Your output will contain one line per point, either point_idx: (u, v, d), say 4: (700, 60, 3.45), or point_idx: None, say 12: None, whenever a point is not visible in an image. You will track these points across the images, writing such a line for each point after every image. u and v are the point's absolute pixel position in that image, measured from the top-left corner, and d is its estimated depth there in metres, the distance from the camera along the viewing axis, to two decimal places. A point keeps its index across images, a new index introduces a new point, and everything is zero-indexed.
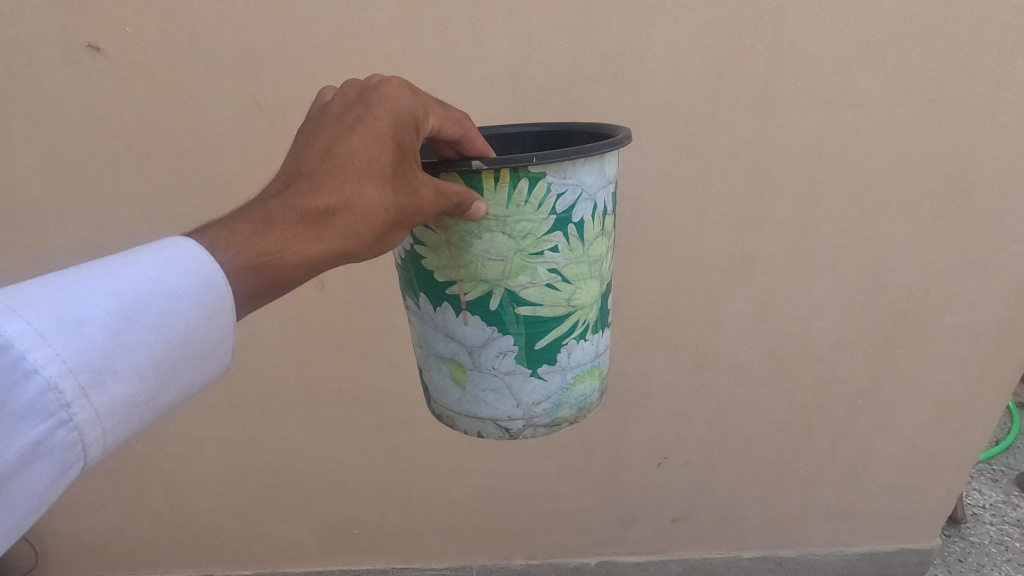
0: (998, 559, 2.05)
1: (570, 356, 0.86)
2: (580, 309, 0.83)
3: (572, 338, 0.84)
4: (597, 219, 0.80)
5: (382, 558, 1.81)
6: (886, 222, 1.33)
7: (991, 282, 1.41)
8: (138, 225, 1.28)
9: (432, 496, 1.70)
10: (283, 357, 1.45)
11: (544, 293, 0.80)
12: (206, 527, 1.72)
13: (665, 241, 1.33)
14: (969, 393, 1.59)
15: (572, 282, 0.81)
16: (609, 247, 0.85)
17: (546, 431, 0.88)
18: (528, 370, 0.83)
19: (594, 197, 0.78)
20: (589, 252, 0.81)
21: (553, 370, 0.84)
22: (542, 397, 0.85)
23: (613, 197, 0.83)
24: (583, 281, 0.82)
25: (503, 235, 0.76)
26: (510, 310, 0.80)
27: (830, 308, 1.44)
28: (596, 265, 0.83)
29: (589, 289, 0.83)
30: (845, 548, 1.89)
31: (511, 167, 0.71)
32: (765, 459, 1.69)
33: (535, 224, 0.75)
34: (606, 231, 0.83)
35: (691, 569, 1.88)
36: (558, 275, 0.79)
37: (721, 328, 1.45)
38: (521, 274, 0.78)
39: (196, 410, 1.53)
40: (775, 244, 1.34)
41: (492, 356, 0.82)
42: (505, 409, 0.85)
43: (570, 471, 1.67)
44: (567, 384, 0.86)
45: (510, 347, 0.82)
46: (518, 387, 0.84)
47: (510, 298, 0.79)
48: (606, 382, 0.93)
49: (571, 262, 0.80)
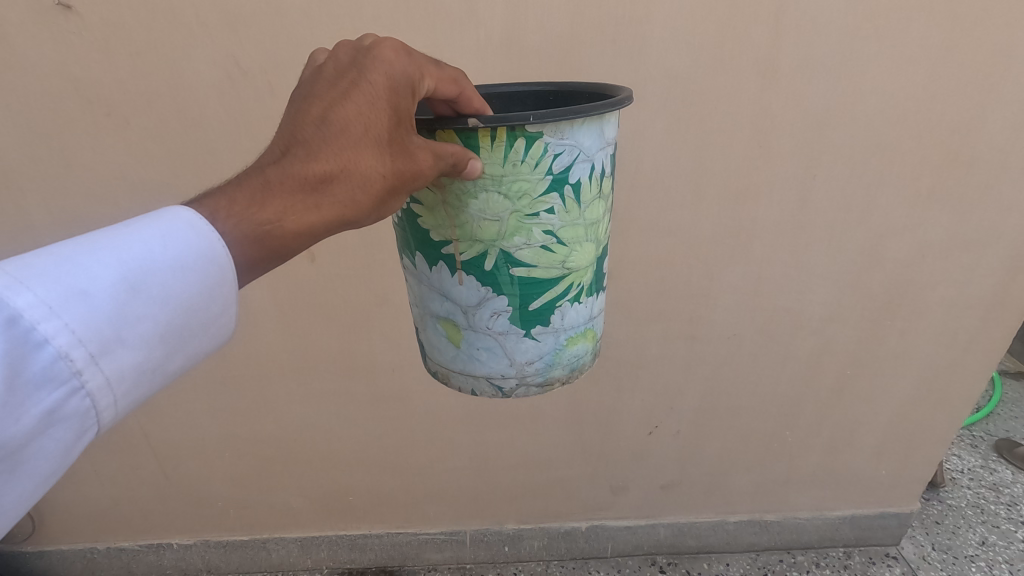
0: (974, 521, 2.13)
1: (564, 318, 0.85)
2: (575, 271, 0.82)
3: (566, 300, 0.83)
4: (595, 180, 0.78)
5: (378, 523, 1.86)
6: (884, 195, 1.32)
7: (985, 255, 1.42)
8: (120, 194, 1.25)
9: (426, 464, 1.72)
10: (275, 329, 1.43)
11: (539, 255, 0.78)
12: (203, 495, 1.74)
13: (661, 214, 1.32)
14: (957, 365, 1.61)
15: (568, 245, 0.79)
16: (606, 210, 0.84)
17: (538, 390, 0.88)
18: (522, 331, 0.83)
19: (592, 159, 0.76)
20: (586, 214, 0.80)
21: (546, 331, 0.84)
22: (534, 357, 0.85)
23: (612, 159, 0.81)
24: (578, 244, 0.81)
25: (498, 195, 0.74)
26: (505, 270, 0.79)
27: (824, 281, 1.44)
28: (593, 228, 0.81)
29: (585, 252, 0.82)
30: (827, 511, 1.96)
31: (508, 125, 0.68)
32: (754, 428, 1.72)
33: (531, 185, 0.74)
34: (604, 193, 0.81)
35: (678, 532, 1.94)
36: (554, 237, 0.78)
37: (715, 300, 1.45)
38: (516, 235, 0.76)
39: (188, 383, 1.52)
40: (771, 216, 1.33)
41: (486, 316, 0.81)
42: (498, 367, 0.85)
43: (563, 441, 1.70)
44: (560, 345, 0.86)
45: (504, 307, 0.81)
46: (511, 346, 0.84)
47: (505, 259, 0.78)
48: (599, 345, 0.93)
49: (567, 224, 0.78)
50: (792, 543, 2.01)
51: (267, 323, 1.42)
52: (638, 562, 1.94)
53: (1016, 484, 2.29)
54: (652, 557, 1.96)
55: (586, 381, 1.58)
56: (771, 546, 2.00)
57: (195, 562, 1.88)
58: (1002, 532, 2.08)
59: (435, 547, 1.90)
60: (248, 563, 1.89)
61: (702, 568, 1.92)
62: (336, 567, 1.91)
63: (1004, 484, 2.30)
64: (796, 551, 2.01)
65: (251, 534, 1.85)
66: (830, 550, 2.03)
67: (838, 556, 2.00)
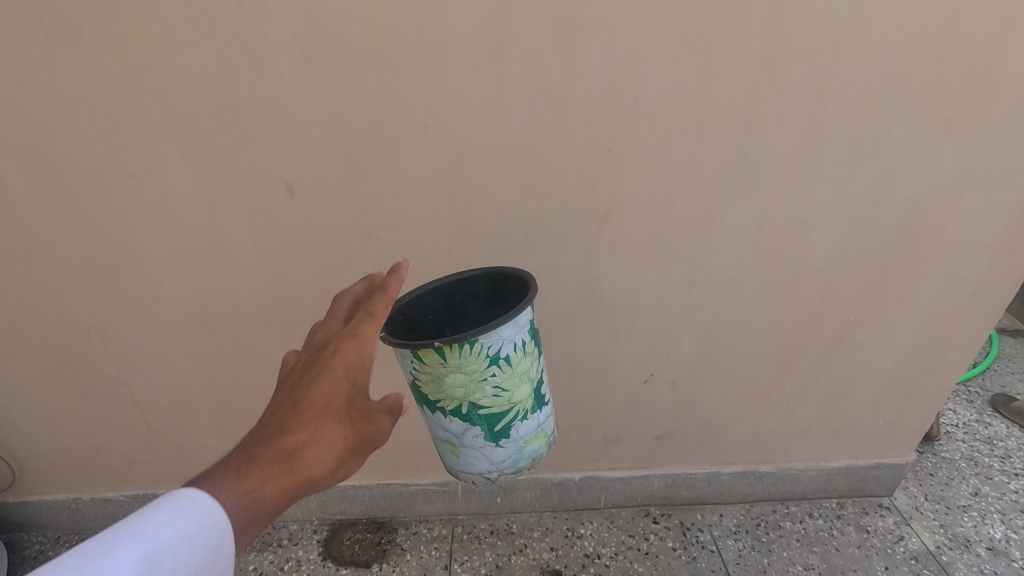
0: (967, 474, 2.13)
1: (519, 430, 1.16)
2: (519, 402, 1.13)
3: (517, 422, 1.14)
4: (520, 350, 1.10)
5: (369, 474, 1.84)
6: (897, 127, 1.24)
7: (1000, 195, 1.35)
8: (81, 119, 1.14)
9: (416, 414, 1.68)
10: (254, 271, 1.36)
11: (493, 399, 1.10)
12: (188, 446, 1.71)
13: (661, 147, 1.24)
14: (963, 312, 1.56)
15: (511, 388, 1.10)
16: (535, 358, 1.16)
17: (514, 474, 1.21)
18: (493, 442, 1.14)
19: (513, 339, 1.07)
20: (518, 368, 1.11)
21: (509, 440, 1.15)
22: (505, 457, 1.17)
23: (531, 329, 1.12)
24: (518, 386, 1.12)
25: (460, 374, 1.05)
26: (475, 414, 1.11)
27: (830, 221, 1.37)
28: (527, 373, 1.13)
29: (524, 389, 1.13)
30: (823, 463, 1.94)
31: (456, 341, 1.01)
32: (751, 378, 1.68)
33: (477, 365, 1.05)
34: (530, 351, 1.14)
35: (672, 483, 1.93)
36: (501, 386, 1.09)
37: (716, 242, 1.39)
38: (476, 392, 1.08)
39: (164, 329, 1.45)
40: (778, 150, 1.26)
41: (470, 438, 1.14)
42: (484, 466, 1.18)
43: (556, 390, 1.66)
44: (520, 448, 1.17)
45: (478, 433, 1.13)
46: (489, 453, 1.15)
47: (473, 407, 1.10)
48: (552, 438, 1.24)
49: (508, 377, 1.09)
50: (785, 494, 2.01)
51: (245, 265, 1.35)
52: (631, 513, 1.96)
53: (1011, 438, 2.30)
54: (645, 508, 1.98)
55: (580, 328, 1.52)
56: (764, 497, 2.01)
57: None
58: (995, 483, 2.08)
59: (427, 498, 1.89)
60: None
61: (696, 518, 1.95)
62: (326, 518, 1.92)
63: (999, 437, 2.30)
64: (789, 502, 2.02)
65: None
66: (823, 501, 2.03)
67: (832, 506, 2.00)
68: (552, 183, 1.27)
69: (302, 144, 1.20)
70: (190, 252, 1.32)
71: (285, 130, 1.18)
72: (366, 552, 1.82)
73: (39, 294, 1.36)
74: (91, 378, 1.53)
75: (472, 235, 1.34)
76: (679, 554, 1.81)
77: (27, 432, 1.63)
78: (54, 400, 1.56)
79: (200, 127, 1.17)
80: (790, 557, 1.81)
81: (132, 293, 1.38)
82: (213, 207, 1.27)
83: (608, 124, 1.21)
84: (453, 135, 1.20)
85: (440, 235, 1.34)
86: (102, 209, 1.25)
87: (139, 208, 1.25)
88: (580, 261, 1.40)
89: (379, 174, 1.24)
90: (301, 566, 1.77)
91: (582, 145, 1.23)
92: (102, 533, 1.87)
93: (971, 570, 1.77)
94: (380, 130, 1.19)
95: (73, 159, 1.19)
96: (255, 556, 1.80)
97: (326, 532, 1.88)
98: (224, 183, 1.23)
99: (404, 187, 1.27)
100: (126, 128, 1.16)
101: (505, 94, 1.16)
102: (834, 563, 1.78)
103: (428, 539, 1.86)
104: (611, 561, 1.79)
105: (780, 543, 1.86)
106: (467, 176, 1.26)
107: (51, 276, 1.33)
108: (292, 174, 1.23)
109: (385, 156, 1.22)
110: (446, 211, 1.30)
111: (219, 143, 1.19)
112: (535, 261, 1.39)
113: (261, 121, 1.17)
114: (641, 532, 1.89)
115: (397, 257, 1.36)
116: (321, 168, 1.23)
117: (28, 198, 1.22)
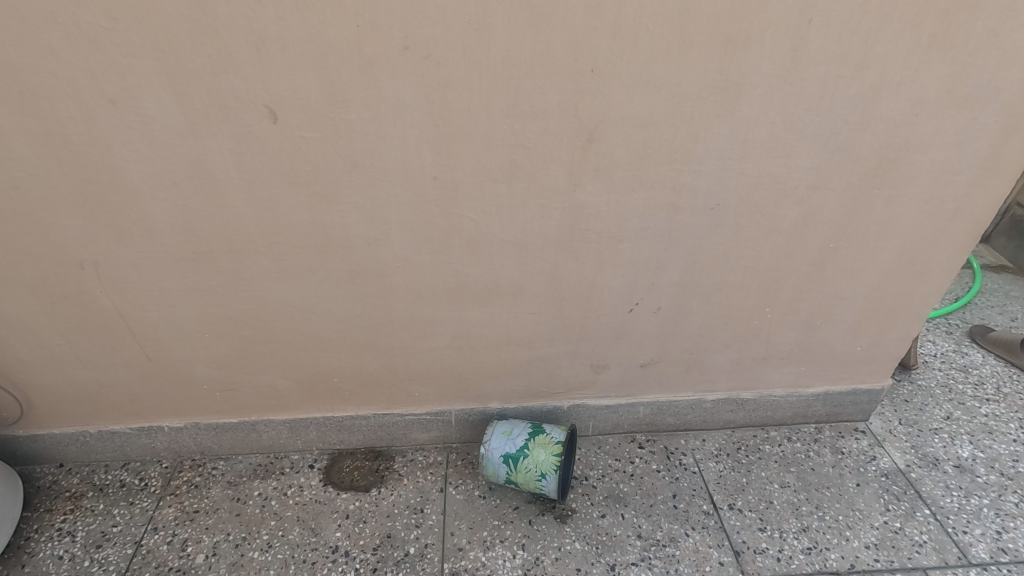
0: (941, 399, 2.22)
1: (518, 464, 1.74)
2: (533, 480, 1.73)
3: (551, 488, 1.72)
4: (535, 483, 1.73)
5: (365, 404, 1.91)
6: (881, 43, 1.25)
7: (981, 114, 1.36)
8: (56, 40, 1.13)
9: (409, 344, 1.74)
10: (241, 200, 1.38)
11: (539, 466, 1.72)
12: (188, 378, 1.76)
13: (644, 66, 1.24)
14: (941, 236, 1.60)
15: (539, 477, 1.72)
16: (537, 486, 1.73)
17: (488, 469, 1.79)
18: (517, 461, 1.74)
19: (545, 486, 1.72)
20: (531, 475, 1.72)
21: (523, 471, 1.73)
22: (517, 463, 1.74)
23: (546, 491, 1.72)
24: (537, 477, 1.72)
25: (539, 453, 1.73)
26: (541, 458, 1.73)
27: (812, 144, 1.39)
28: (539, 484, 1.72)
29: (538, 485, 1.73)
30: (802, 389, 2.03)
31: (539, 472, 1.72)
32: (734, 304, 1.73)
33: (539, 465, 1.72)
34: (541, 486, 1.72)
35: (656, 410, 2.01)
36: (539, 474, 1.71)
37: (699, 166, 1.40)
38: (538, 459, 1.72)
39: (157, 260, 1.47)
40: (761, 68, 1.26)
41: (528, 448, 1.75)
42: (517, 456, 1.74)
43: (544, 319, 1.70)
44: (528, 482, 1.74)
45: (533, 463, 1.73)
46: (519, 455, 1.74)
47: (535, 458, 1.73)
48: (512, 481, 1.76)
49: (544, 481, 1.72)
50: (766, 420, 2.09)
51: (232, 193, 1.36)
52: (618, 439, 2.05)
53: (985, 366, 2.40)
54: (631, 435, 2.07)
55: (566, 255, 1.55)
56: (745, 423, 2.10)
57: (188, 444, 1.94)
58: (967, 408, 2.17)
59: (422, 428, 1.97)
60: (241, 444, 1.96)
61: (679, 443, 2.04)
62: (326, 448, 2.00)
63: (974, 366, 2.40)
64: (770, 427, 2.11)
65: (240, 417, 1.89)
66: (802, 426, 2.12)
67: (810, 431, 2.09)
68: (535, 105, 1.28)
69: (282, 66, 1.19)
70: (176, 180, 1.33)
71: (264, 51, 1.17)
72: (365, 478, 1.90)
73: (29, 224, 1.37)
74: (88, 311, 1.56)
75: (457, 160, 1.35)
76: (663, 475, 1.91)
77: (29, 366, 1.67)
78: (53, 333, 1.60)
79: (178, 50, 1.16)
80: (767, 476, 1.91)
81: (121, 223, 1.40)
82: (196, 133, 1.27)
83: (591, 43, 1.21)
84: (433, 56, 1.20)
85: (425, 160, 1.35)
86: (85, 136, 1.25)
87: (123, 134, 1.26)
88: (565, 187, 1.42)
89: (362, 97, 1.24)
90: (303, 491, 1.85)
91: (565, 65, 1.23)
92: (111, 465, 1.95)
93: (938, 485, 1.87)
94: (360, 52, 1.19)
95: (52, 83, 1.18)
96: (258, 483, 1.88)
97: (326, 460, 1.97)
98: (206, 108, 1.24)
99: (387, 111, 1.27)
100: (103, 50, 1.15)
101: (485, 11, 1.16)
102: (808, 481, 1.89)
103: (424, 465, 1.95)
104: (599, 482, 1.88)
105: (758, 463, 1.95)
106: (450, 99, 1.26)
107: (40, 206, 1.34)
108: (273, 98, 1.24)
109: (367, 78, 1.22)
110: (431, 135, 1.31)
111: (198, 67, 1.18)
112: (520, 187, 1.41)
113: (239, 43, 1.16)
114: (627, 457, 1.98)
115: (383, 183, 1.38)
116: (303, 91, 1.23)
117: (8, 124, 1.22)
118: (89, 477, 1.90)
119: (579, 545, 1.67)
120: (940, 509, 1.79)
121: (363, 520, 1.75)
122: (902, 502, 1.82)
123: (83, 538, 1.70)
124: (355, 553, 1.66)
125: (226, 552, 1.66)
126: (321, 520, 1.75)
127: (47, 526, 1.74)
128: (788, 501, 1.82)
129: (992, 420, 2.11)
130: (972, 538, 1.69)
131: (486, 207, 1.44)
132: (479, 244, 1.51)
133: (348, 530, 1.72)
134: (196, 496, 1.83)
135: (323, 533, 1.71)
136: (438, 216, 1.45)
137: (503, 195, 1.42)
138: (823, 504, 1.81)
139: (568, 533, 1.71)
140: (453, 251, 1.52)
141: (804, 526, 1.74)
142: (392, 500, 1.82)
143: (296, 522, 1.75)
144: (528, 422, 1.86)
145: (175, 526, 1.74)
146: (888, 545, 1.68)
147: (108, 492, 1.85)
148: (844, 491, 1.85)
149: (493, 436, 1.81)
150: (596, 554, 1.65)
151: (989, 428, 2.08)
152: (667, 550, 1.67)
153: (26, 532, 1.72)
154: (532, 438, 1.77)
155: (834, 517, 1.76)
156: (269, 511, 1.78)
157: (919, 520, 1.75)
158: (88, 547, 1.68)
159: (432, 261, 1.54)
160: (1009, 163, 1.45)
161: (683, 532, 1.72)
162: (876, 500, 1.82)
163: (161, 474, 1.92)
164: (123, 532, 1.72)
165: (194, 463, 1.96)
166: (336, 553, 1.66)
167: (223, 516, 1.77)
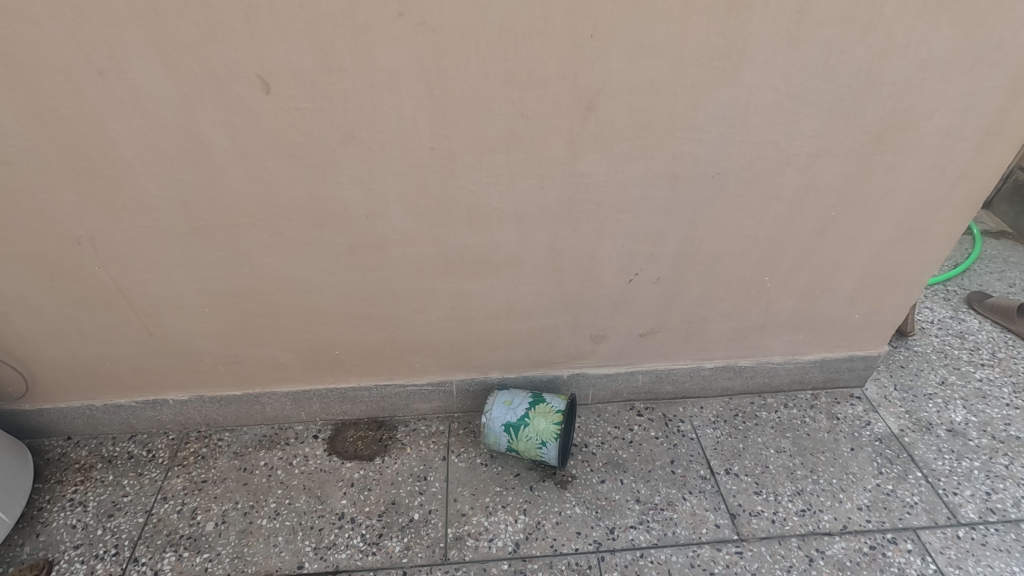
0: (936, 365, 2.25)
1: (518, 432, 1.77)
2: (535, 447, 1.75)
3: (550, 454, 1.74)
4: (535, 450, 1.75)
5: (367, 376, 1.93)
6: (887, 5, 1.21)
7: (987, 77, 1.33)
8: (40, 10, 1.10)
9: (408, 316, 1.75)
10: (237, 173, 1.36)
11: (540, 434, 1.74)
12: (191, 352, 1.78)
13: (645, 30, 1.21)
14: (942, 203, 1.59)
15: (539, 444, 1.74)
16: (538, 451, 1.75)
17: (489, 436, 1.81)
18: (517, 428, 1.76)
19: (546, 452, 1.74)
20: (529, 442, 1.75)
21: (524, 438, 1.76)
22: (518, 432, 1.76)
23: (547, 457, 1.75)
24: (538, 444, 1.74)
25: (539, 420, 1.76)
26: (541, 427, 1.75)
27: (815, 110, 1.37)
28: (538, 449, 1.75)
29: (537, 451, 1.75)
30: (799, 356, 2.05)
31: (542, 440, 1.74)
32: (733, 274, 1.73)
33: (540, 433, 1.74)
34: (541, 452, 1.75)
35: (655, 378, 2.03)
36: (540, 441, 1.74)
37: (700, 134, 1.38)
38: (538, 427, 1.75)
39: (154, 235, 1.47)
40: (765, 32, 1.23)
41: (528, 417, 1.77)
42: (517, 424, 1.76)
43: (543, 290, 1.71)
44: (528, 449, 1.76)
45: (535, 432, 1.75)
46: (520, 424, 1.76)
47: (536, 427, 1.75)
48: (510, 445, 1.79)
49: (544, 447, 1.74)
50: (763, 387, 2.12)
51: (228, 167, 1.35)
52: (617, 407, 2.08)
53: (982, 332, 2.42)
54: (630, 402, 2.10)
55: (565, 226, 1.55)
56: (743, 390, 2.12)
57: (194, 417, 1.97)
58: (962, 372, 2.20)
59: (423, 398, 2.00)
60: (245, 416, 1.99)
61: (678, 411, 2.06)
62: (329, 418, 2.03)
63: (971, 332, 2.42)
64: (767, 394, 2.14)
65: (243, 389, 1.91)
66: (799, 393, 2.15)
67: (807, 397, 2.13)
68: (533, 72, 1.25)
69: (273, 34, 1.16)
70: (170, 153, 1.31)
71: (254, 19, 1.14)
72: (368, 447, 1.94)
73: (21, 200, 1.36)
74: (88, 286, 1.56)
75: (455, 131, 1.33)
76: (661, 442, 1.94)
77: (31, 341, 1.68)
78: (53, 308, 1.60)
79: (166, 20, 1.13)
80: (763, 441, 1.94)
81: (117, 199, 1.38)
82: (189, 105, 1.24)
83: (591, 8, 1.17)
84: (428, 23, 1.17)
85: (422, 132, 1.33)
86: (75, 109, 1.23)
87: (113, 108, 1.24)
88: (564, 156, 1.40)
89: (356, 66, 1.22)
90: (308, 460, 1.89)
91: (564, 31, 1.20)
92: (118, 437, 1.98)
93: (931, 449, 1.90)
94: (353, 19, 1.15)
95: (37, 54, 1.15)
96: (264, 453, 1.92)
97: (330, 431, 2.00)
98: (197, 81, 1.21)
99: (382, 80, 1.24)
100: (88, 19, 1.12)
101: None
102: (803, 446, 1.92)
103: (426, 435, 1.98)
104: (598, 449, 1.92)
105: (755, 429, 1.99)
106: (446, 68, 1.23)
107: (34, 182, 1.33)
108: (265, 68, 1.21)
109: (361, 47, 1.19)
110: (428, 105, 1.29)
111: (187, 37, 1.15)
112: (519, 157, 1.39)
113: (229, 11, 1.13)
114: (625, 424, 2.01)
115: (380, 155, 1.36)
116: (295, 60, 1.20)
117: None
118: (97, 449, 1.93)
119: (579, 510, 1.72)
120: (931, 471, 1.83)
121: (368, 488, 1.79)
122: (894, 465, 1.86)
123: (94, 507, 1.75)
124: (361, 519, 1.70)
125: (235, 520, 1.71)
126: (327, 488, 1.79)
127: (58, 496, 1.78)
128: (783, 465, 1.86)
129: (986, 384, 2.14)
130: (961, 499, 1.74)
131: (485, 178, 1.42)
132: (478, 216, 1.50)
133: (354, 498, 1.76)
134: (203, 467, 1.87)
135: (329, 501, 1.76)
136: (436, 189, 1.43)
137: (502, 165, 1.40)
138: (817, 469, 1.84)
139: (568, 499, 1.75)
140: (452, 224, 1.51)
141: (799, 489, 1.78)
142: (395, 469, 1.85)
143: (302, 491, 1.79)
144: (528, 393, 1.88)
145: (184, 495, 1.78)
146: (880, 506, 1.73)
147: (116, 463, 1.89)
148: (838, 455, 1.89)
149: (494, 406, 1.83)
150: (595, 517, 1.70)
151: (982, 393, 2.11)
152: (665, 513, 1.71)
153: (39, 502, 1.76)
154: (532, 408, 1.80)
155: (828, 480, 1.81)
156: (275, 481, 1.82)
157: (911, 483, 1.80)
158: (100, 517, 1.72)
159: (431, 233, 1.53)
160: (1013, 128, 1.42)
161: (680, 496, 1.76)
162: (869, 463, 1.86)
163: (169, 446, 1.95)
164: (133, 502, 1.76)
165: (199, 435, 1.99)
166: (342, 519, 1.70)
167: (230, 485, 1.81)
